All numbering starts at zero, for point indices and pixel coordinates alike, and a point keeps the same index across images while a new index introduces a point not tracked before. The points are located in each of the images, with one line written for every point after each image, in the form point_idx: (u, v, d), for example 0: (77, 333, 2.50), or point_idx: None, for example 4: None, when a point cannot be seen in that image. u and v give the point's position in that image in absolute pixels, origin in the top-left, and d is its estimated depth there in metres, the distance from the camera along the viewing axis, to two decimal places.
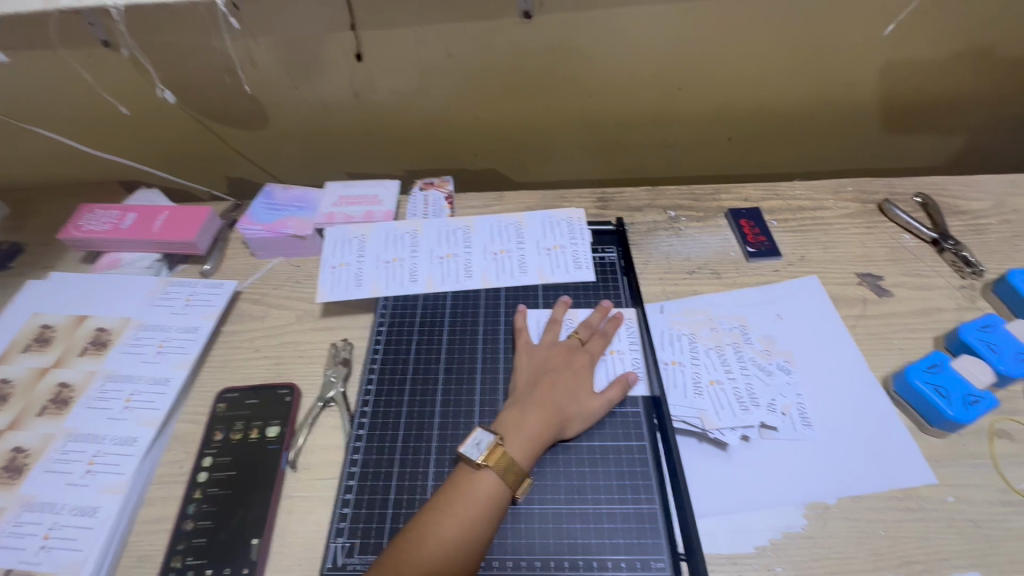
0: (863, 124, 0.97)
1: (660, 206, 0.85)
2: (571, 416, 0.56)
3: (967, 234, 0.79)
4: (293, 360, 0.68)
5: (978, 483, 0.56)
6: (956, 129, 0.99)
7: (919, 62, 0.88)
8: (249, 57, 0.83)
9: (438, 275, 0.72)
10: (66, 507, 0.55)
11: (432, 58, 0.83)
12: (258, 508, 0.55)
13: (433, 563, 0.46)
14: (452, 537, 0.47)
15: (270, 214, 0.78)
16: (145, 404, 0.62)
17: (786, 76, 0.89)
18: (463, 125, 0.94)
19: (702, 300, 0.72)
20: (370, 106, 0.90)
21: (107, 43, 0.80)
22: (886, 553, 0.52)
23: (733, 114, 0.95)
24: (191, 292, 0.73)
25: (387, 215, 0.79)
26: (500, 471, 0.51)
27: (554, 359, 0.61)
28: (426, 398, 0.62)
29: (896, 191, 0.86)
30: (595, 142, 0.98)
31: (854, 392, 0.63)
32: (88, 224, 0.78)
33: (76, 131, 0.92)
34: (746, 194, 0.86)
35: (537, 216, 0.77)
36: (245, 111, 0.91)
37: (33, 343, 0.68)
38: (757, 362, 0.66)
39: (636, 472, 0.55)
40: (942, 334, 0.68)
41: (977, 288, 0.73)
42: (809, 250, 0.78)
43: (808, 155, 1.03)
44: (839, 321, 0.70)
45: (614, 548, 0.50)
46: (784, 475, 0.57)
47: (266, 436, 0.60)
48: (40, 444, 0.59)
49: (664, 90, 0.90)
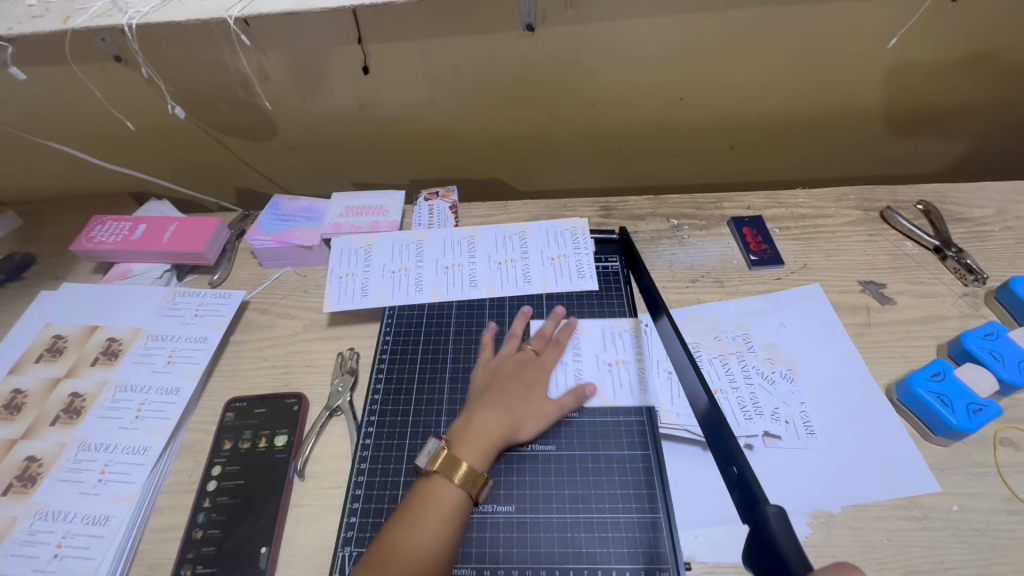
0: (865, 131, 0.98)
1: (662, 214, 0.86)
2: (524, 418, 0.56)
3: (970, 241, 0.79)
4: (301, 370, 0.69)
5: (983, 492, 0.56)
6: (959, 136, 0.99)
7: (921, 71, 0.88)
8: (257, 70, 0.84)
9: (443, 285, 0.73)
10: (78, 516, 0.56)
11: (437, 70, 0.84)
12: (267, 517, 0.56)
13: (402, 573, 0.45)
14: (417, 545, 0.47)
15: (278, 225, 0.79)
16: (156, 413, 0.63)
17: (788, 85, 0.90)
18: (467, 135, 0.95)
19: (705, 308, 0.73)
20: (376, 117, 0.91)
21: (118, 58, 0.81)
22: (891, 562, 0.52)
23: (735, 123, 0.95)
24: (200, 302, 0.74)
25: (393, 225, 0.80)
26: (456, 475, 0.51)
27: (505, 368, 0.61)
28: (431, 407, 0.63)
29: (899, 198, 0.86)
30: (598, 151, 0.99)
31: (857, 400, 0.63)
32: (99, 236, 0.79)
33: (87, 144, 0.94)
34: (748, 202, 0.87)
35: (541, 225, 0.78)
36: (252, 122, 0.92)
37: (45, 353, 0.69)
38: (760, 370, 0.66)
39: (639, 480, 0.55)
40: (945, 342, 0.68)
41: (981, 296, 0.73)
42: (812, 258, 0.79)
43: (810, 162, 1.04)
44: (842, 329, 0.70)
45: (619, 556, 0.51)
46: (788, 484, 0.57)
47: (274, 445, 0.61)
48: (52, 453, 0.60)
49: (667, 99, 0.91)
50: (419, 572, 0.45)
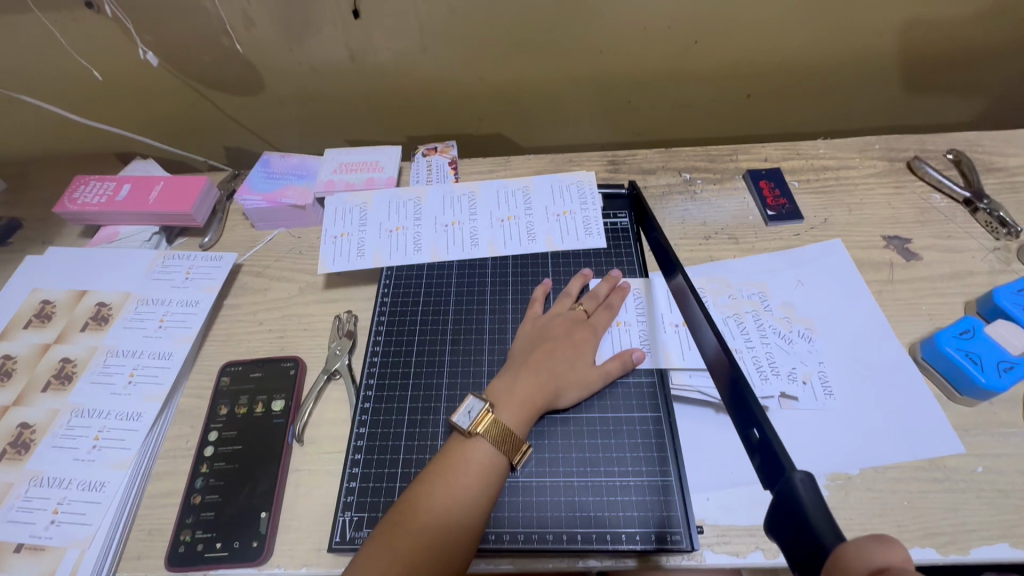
0: (892, 77, 0.91)
1: (674, 167, 0.81)
2: (567, 385, 0.54)
3: (1003, 193, 0.74)
4: (297, 334, 0.66)
5: (1009, 452, 0.54)
6: (993, 81, 0.92)
7: (958, 7, 0.81)
8: (240, 17, 0.78)
9: (443, 244, 0.69)
10: (74, 482, 0.54)
11: (432, 13, 0.78)
12: (265, 482, 0.54)
13: (424, 528, 0.44)
14: (443, 502, 0.45)
15: (268, 184, 0.75)
16: (149, 379, 0.61)
17: (812, 26, 0.83)
18: (466, 87, 0.90)
19: (719, 266, 0.69)
20: (368, 67, 0.86)
21: (90, 5, 0.76)
22: (911, 524, 0.50)
23: (752, 68, 0.89)
24: (191, 265, 0.71)
25: (389, 182, 0.76)
26: (488, 434, 0.49)
27: (555, 328, 0.58)
28: (432, 370, 0.60)
29: (927, 148, 0.81)
30: (605, 102, 0.93)
31: (878, 360, 0.60)
32: (84, 197, 0.76)
33: (68, 101, 0.89)
34: (766, 154, 0.82)
35: (545, 180, 0.74)
36: (238, 75, 0.87)
37: (34, 319, 0.67)
38: (777, 330, 0.63)
39: (650, 443, 0.53)
40: (973, 298, 0.64)
41: (1012, 250, 0.69)
42: (833, 212, 0.74)
43: (831, 112, 0.98)
44: (864, 286, 0.66)
45: (629, 520, 0.49)
46: (804, 445, 0.55)
47: (271, 409, 0.59)
48: (44, 419, 0.59)
49: (679, 43, 0.84)
50: (444, 527, 0.44)
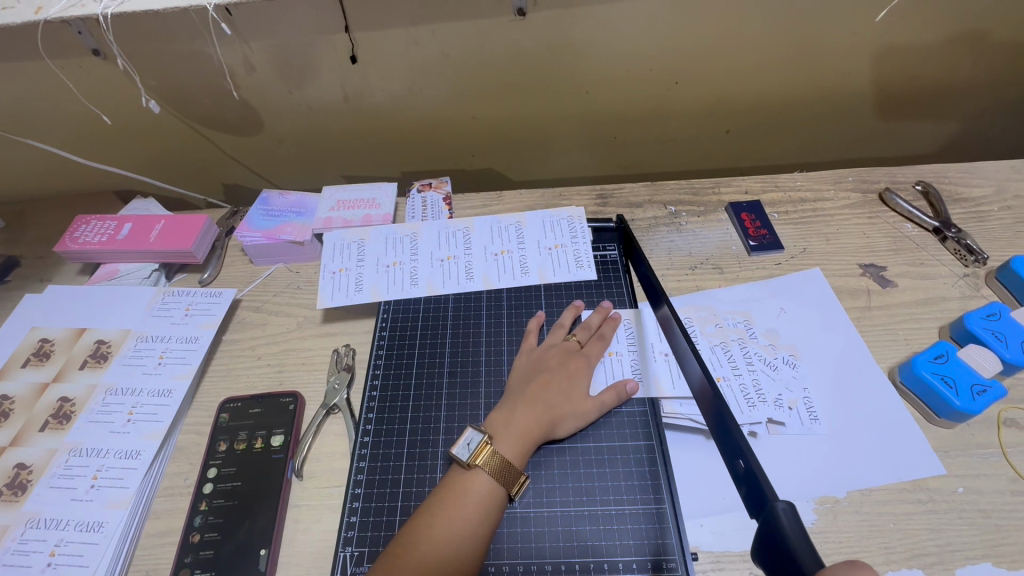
0: (861, 112, 0.97)
1: (659, 201, 0.84)
2: (563, 416, 0.56)
3: (969, 222, 0.79)
4: (296, 368, 0.67)
5: (987, 473, 0.56)
6: (955, 116, 0.98)
7: (917, 50, 0.87)
8: (242, 63, 0.82)
9: (439, 278, 0.71)
10: (71, 523, 0.54)
11: (426, 58, 0.82)
12: (264, 518, 0.55)
13: (425, 560, 0.45)
14: (443, 535, 0.46)
15: (268, 221, 0.77)
16: (148, 416, 0.61)
17: (784, 67, 0.88)
18: (459, 125, 0.93)
19: (706, 295, 0.72)
20: (365, 108, 0.89)
21: (97, 52, 0.79)
22: (898, 546, 0.52)
23: (730, 106, 0.94)
24: (190, 301, 0.72)
25: (385, 218, 0.79)
26: (487, 467, 0.50)
27: (550, 360, 0.60)
28: (430, 402, 0.62)
29: (897, 180, 0.85)
30: (592, 138, 0.98)
31: (859, 384, 0.63)
32: (85, 236, 0.77)
33: (69, 141, 0.91)
34: (746, 187, 0.86)
35: (536, 215, 0.76)
36: (238, 116, 0.90)
37: (32, 358, 0.67)
38: (762, 357, 0.65)
39: (643, 471, 0.54)
40: (947, 323, 0.67)
41: (981, 276, 0.73)
42: (811, 241, 0.78)
43: (806, 145, 1.03)
44: (844, 312, 0.69)
45: (625, 548, 0.50)
46: (793, 471, 0.57)
47: (271, 445, 0.60)
48: (42, 459, 0.59)
49: (661, 84, 0.89)
50: (445, 560, 0.45)
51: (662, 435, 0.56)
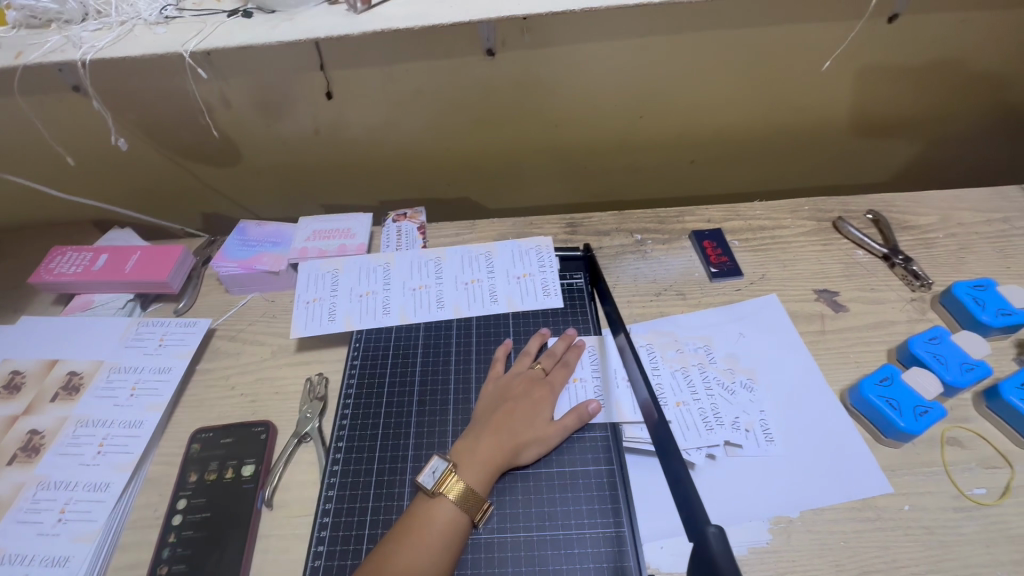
0: (817, 144, 1.02)
1: (626, 229, 0.88)
2: (527, 442, 0.58)
3: (916, 248, 0.83)
4: (268, 397, 0.68)
5: (931, 490, 0.59)
6: (904, 147, 1.04)
7: (863, 87, 0.93)
8: (221, 98, 0.84)
9: (411, 307, 0.73)
10: (37, 558, 0.54)
11: (401, 94, 0.86)
12: (232, 549, 0.55)
13: None
14: (406, 563, 0.47)
15: (244, 251, 0.79)
16: (118, 448, 0.62)
17: (741, 103, 0.94)
18: (434, 156, 0.97)
19: (668, 321, 0.75)
20: (341, 140, 0.92)
21: (77, 89, 0.81)
22: (847, 563, 0.54)
23: (693, 138, 0.99)
24: (164, 332, 0.73)
25: (360, 248, 0.81)
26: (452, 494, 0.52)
27: (515, 387, 0.62)
28: (400, 430, 0.63)
29: (850, 208, 0.90)
30: (564, 168, 1.01)
31: (812, 406, 0.66)
32: (60, 267, 0.78)
33: (47, 173, 0.93)
34: (708, 215, 0.90)
35: (506, 244, 0.79)
36: (217, 148, 0.92)
37: (2, 390, 0.67)
38: (721, 381, 0.68)
39: (604, 495, 0.56)
40: (895, 346, 0.71)
41: (927, 301, 0.77)
42: (769, 268, 0.82)
43: (768, 174, 1.08)
44: (798, 336, 0.73)
45: (585, 572, 0.52)
46: (748, 493, 0.59)
47: (241, 475, 0.61)
48: (9, 494, 0.59)
49: (626, 118, 0.94)
50: None
51: (621, 459, 0.58)
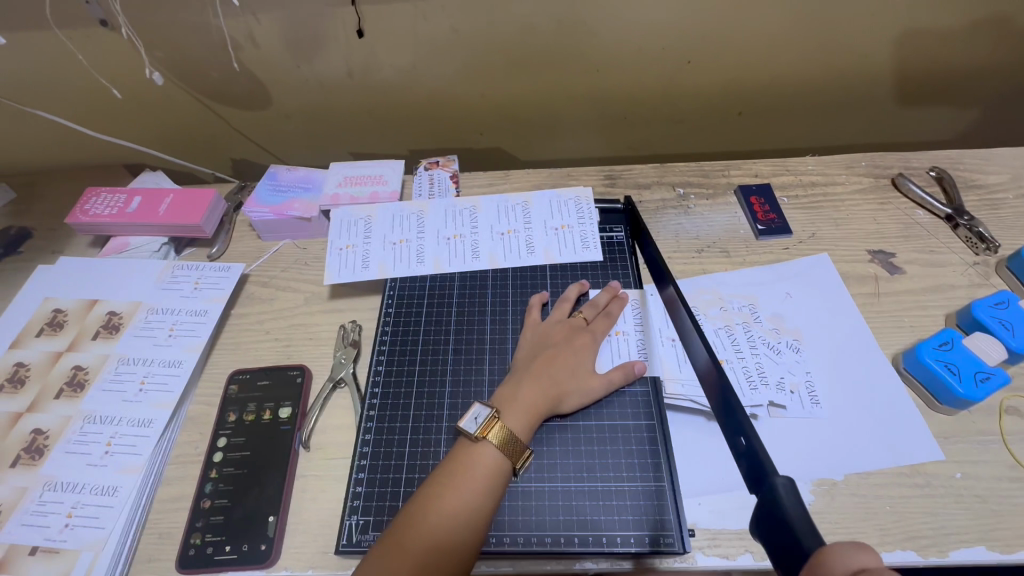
0: (878, 96, 0.95)
1: (669, 182, 0.84)
2: (569, 392, 0.56)
3: (983, 210, 0.77)
4: (303, 343, 0.68)
5: (986, 459, 0.56)
6: (974, 102, 0.96)
7: (939, 32, 0.85)
8: (249, 35, 0.82)
9: (445, 256, 0.72)
10: (88, 486, 0.56)
11: (435, 33, 0.81)
12: (272, 487, 0.56)
13: (433, 526, 0.46)
14: (450, 506, 0.47)
15: (275, 196, 0.77)
16: (159, 386, 0.63)
17: (800, 48, 0.87)
18: (468, 104, 0.93)
19: (711, 278, 0.72)
20: (372, 84, 0.89)
21: (104, 23, 0.79)
22: (893, 528, 0.52)
23: (744, 87, 0.92)
24: (199, 275, 0.73)
25: (392, 196, 0.78)
26: (496, 441, 0.51)
27: (556, 335, 0.61)
28: (435, 378, 0.62)
29: (911, 165, 0.84)
30: (602, 118, 0.97)
31: (862, 369, 0.63)
32: (95, 208, 0.78)
33: (79, 113, 0.92)
34: (756, 170, 0.85)
35: (544, 194, 0.76)
36: (246, 90, 0.90)
37: (46, 327, 0.68)
38: (766, 341, 0.65)
39: (644, 450, 0.55)
40: (954, 311, 0.67)
41: (991, 265, 0.72)
42: (820, 226, 0.77)
43: (820, 128, 1.01)
44: (849, 297, 0.69)
45: (623, 524, 0.51)
46: (791, 453, 0.57)
47: (279, 417, 0.61)
48: (58, 426, 0.60)
49: (673, 63, 0.88)
50: (451, 530, 0.46)
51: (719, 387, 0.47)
